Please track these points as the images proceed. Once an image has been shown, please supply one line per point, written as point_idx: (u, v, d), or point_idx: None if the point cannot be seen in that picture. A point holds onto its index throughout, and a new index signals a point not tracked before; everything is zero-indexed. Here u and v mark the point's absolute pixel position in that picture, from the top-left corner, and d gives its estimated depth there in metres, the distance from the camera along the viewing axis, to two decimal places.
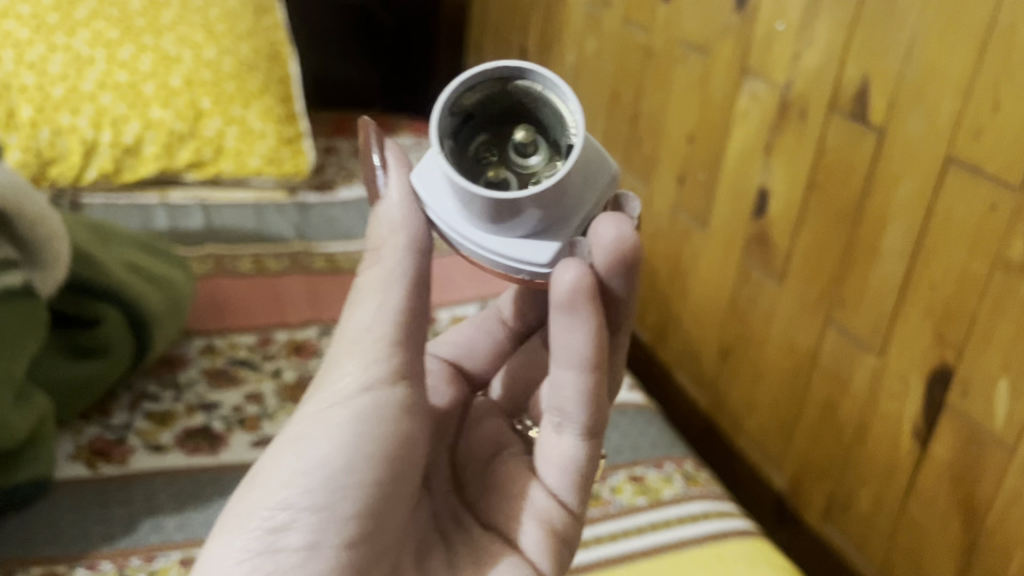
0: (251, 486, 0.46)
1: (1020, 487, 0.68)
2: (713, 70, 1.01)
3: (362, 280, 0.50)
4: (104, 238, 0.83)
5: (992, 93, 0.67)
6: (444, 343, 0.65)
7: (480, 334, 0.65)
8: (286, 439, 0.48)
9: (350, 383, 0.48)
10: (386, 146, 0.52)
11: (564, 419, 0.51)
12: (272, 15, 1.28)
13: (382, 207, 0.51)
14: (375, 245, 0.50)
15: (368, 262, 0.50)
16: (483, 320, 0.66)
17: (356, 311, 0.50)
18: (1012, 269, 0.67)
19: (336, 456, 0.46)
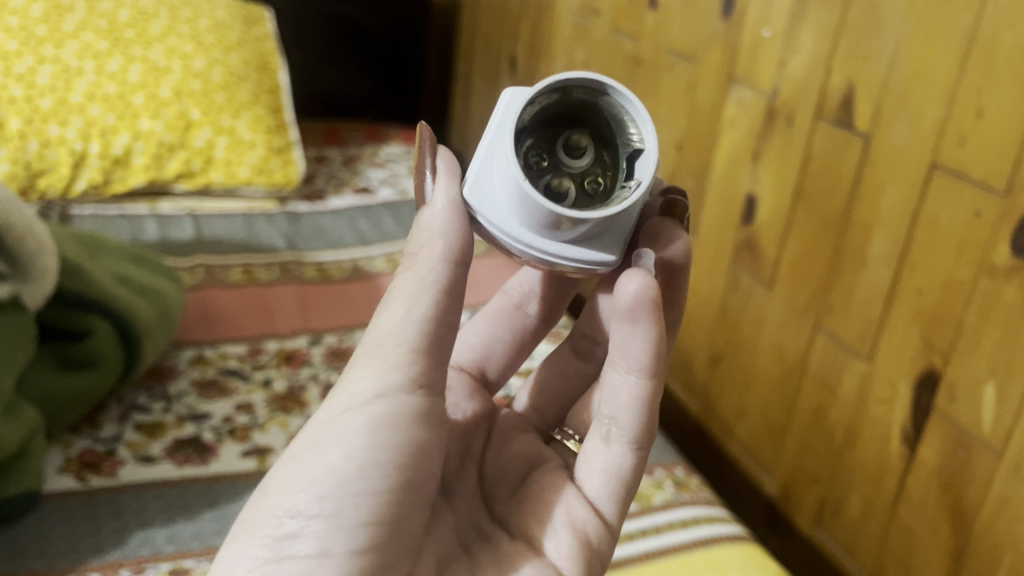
0: (265, 492, 0.45)
1: (1008, 491, 0.68)
2: (700, 78, 1.01)
3: (395, 284, 0.48)
4: (94, 249, 0.83)
5: (975, 100, 0.68)
6: (463, 347, 0.64)
7: (497, 334, 0.64)
8: (301, 442, 0.46)
9: (365, 388, 0.46)
10: (437, 153, 0.50)
11: (613, 427, 0.51)
12: (260, 28, 1.32)
13: (426, 208, 0.48)
14: (414, 246, 0.48)
15: (404, 265, 0.48)
16: (495, 313, 0.64)
17: (383, 312, 0.47)
18: (997, 274, 0.67)
19: (348, 463, 0.44)
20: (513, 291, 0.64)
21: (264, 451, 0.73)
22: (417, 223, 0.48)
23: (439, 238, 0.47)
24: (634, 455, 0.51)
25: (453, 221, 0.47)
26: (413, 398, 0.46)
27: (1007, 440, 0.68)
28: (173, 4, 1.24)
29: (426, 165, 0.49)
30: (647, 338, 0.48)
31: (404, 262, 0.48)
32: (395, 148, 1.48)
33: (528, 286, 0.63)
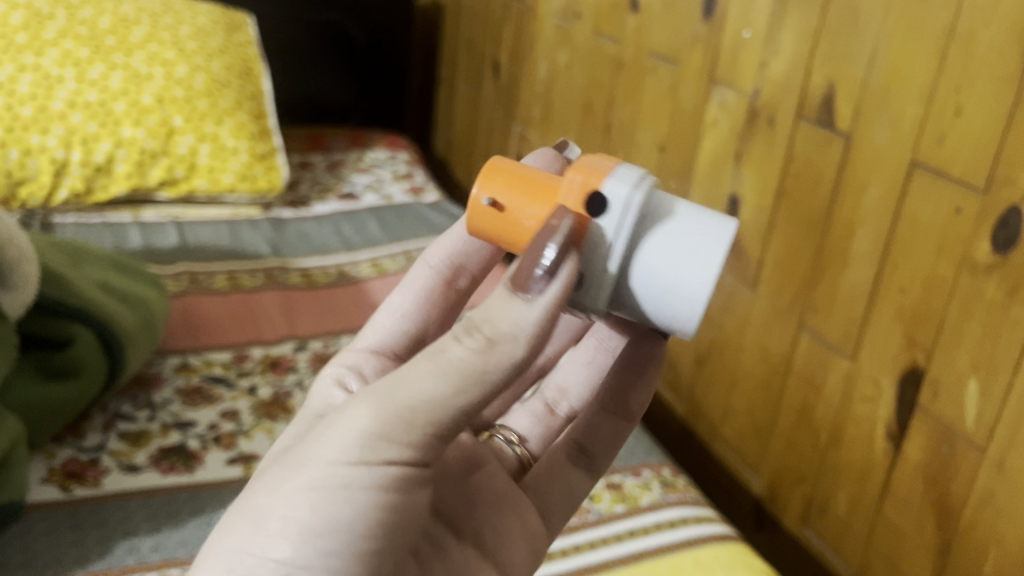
0: (255, 523, 0.38)
1: (991, 487, 0.69)
2: (682, 80, 1.02)
3: (448, 346, 0.36)
4: (77, 258, 0.83)
5: (953, 98, 0.68)
6: (366, 330, 0.57)
7: (402, 301, 0.56)
8: (298, 474, 0.38)
9: (380, 449, 0.36)
10: (567, 255, 0.37)
11: (584, 451, 0.55)
12: (242, 34, 1.31)
13: (524, 297, 0.36)
14: (493, 330, 0.36)
15: (471, 336, 0.36)
16: (409, 276, 0.57)
17: (418, 367, 0.37)
18: (978, 270, 0.68)
19: (344, 531, 0.37)
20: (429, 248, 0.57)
21: (250, 458, 0.73)
22: (507, 310, 0.36)
23: (521, 352, 0.36)
24: (590, 482, 0.55)
25: (545, 333, 0.37)
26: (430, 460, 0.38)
27: (990, 436, 0.68)
28: (154, 10, 1.23)
29: (546, 247, 0.37)
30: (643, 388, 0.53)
31: (469, 327, 0.37)
32: (379, 153, 1.48)
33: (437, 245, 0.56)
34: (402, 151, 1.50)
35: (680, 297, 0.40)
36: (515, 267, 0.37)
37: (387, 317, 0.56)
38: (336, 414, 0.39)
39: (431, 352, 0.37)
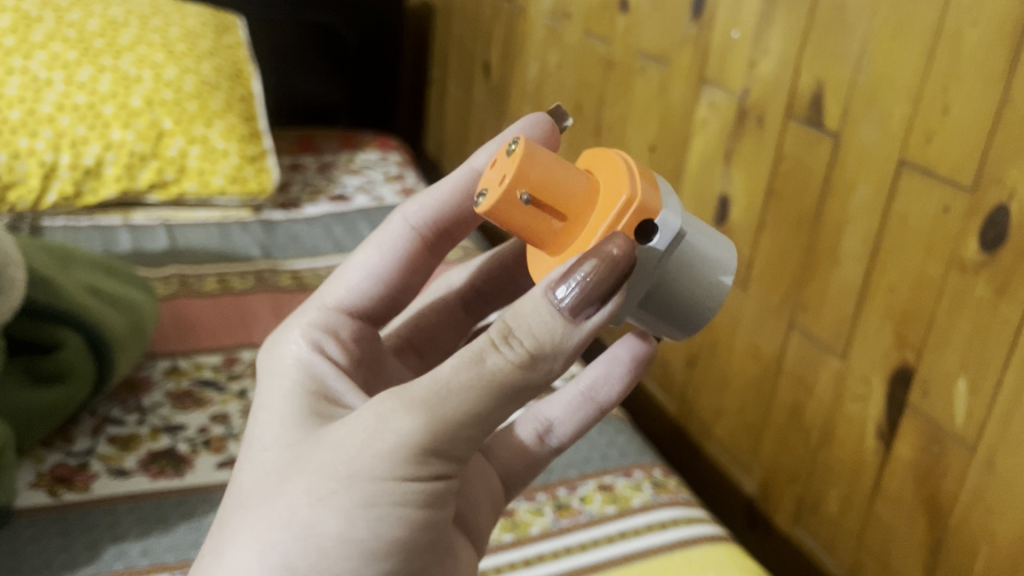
0: (301, 539, 0.37)
1: (981, 484, 0.69)
2: (672, 79, 1.02)
3: (488, 361, 0.39)
4: (64, 261, 0.82)
5: (940, 97, 0.68)
6: (330, 284, 0.56)
7: (375, 261, 0.55)
8: (344, 488, 0.38)
9: (431, 462, 0.38)
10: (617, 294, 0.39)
11: (550, 430, 0.49)
12: (232, 36, 1.31)
13: (569, 320, 0.39)
14: (533, 343, 0.39)
15: (510, 349, 0.39)
16: (380, 235, 0.56)
17: (464, 379, 0.39)
18: (966, 269, 0.68)
19: (397, 540, 0.38)
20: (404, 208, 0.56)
21: None
22: (545, 325, 0.39)
23: (556, 368, 0.39)
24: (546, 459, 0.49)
25: (578, 351, 0.39)
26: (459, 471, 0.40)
27: (980, 433, 0.68)
28: (143, 12, 1.22)
29: (595, 263, 0.38)
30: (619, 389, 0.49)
31: (505, 334, 0.40)
32: (369, 154, 1.48)
33: (417, 207, 0.55)
34: (393, 152, 1.50)
35: (689, 311, 0.46)
36: (555, 272, 0.39)
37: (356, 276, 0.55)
38: (370, 420, 0.39)
39: (473, 365, 0.39)
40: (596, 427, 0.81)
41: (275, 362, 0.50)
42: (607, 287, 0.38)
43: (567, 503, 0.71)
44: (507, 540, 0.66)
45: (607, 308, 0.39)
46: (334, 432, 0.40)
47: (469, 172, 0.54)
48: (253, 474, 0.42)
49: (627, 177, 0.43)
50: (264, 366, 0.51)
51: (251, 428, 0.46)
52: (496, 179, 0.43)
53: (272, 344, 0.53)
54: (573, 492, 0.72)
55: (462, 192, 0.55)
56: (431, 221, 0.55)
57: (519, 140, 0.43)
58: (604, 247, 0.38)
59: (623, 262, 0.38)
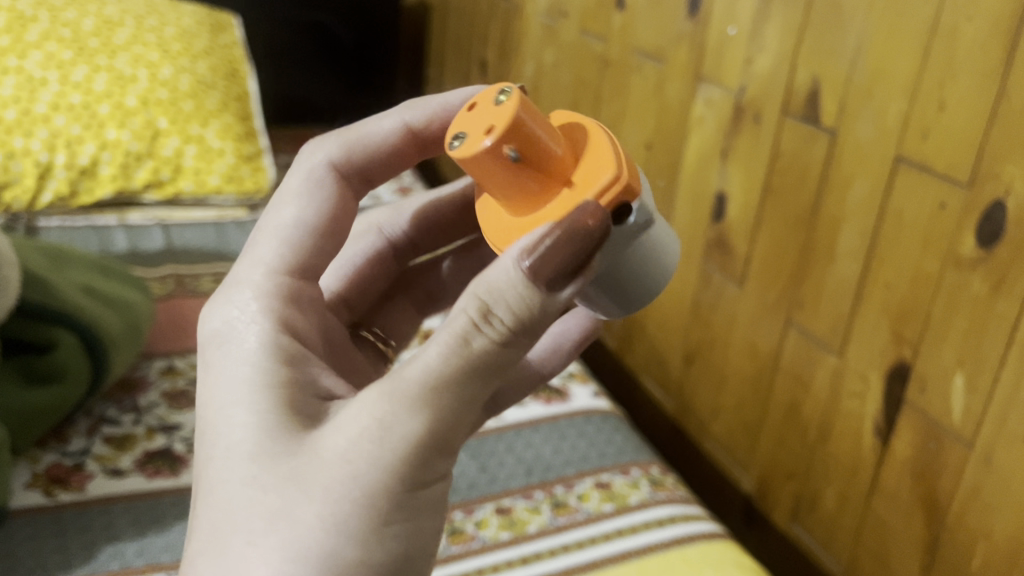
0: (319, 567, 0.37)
1: (978, 481, 0.69)
2: (668, 77, 1.02)
3: (476, 346, 0.38)
4: (59, 261, 0.82)
5: (936, 93, 0.68)
6: (257, 243, 0.51)
7: (306, 208, 0.52)
8: (356, 509, 0.38)
9: (435, 463, 0.39)
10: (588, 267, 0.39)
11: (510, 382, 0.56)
12: (228, 35, 1.30)
13: (547, 295, 0.39)
14: (515, 320, 0.38)
15: (493, 331, 0.38)
16: (301, 178, 0.53)
17: (454, 367, 0.38)
18: (963, 265, 0.68)
19: (404, 547, 0.39)
20: (319, 148, 0.54)
21: None
22: (518, 294, 0.38)
23: (535, 333, 0.39)
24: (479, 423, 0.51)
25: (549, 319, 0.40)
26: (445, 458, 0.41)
27: (977, 430, 0.68)
28: (138, 12, 1.22)
29: (567, 233, 0.39)
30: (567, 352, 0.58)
31: (485, 313, 0.38)
32: None
33: (334, 147, 0.54)
34: None
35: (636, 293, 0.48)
36: (522, 242, 0.39)
37: (286, 227, 0.51)
38: (377, 434, 0.38)
39: (459, 352, 0.38)
40: (593, 426, 0.81)
41: (233, 344, 0.45)
42: (573, 256, 0.39)
43: (564, 501, 0.71)
44: (504, 538, 0.66)
45: (573, 283, 0.39)
46: (325, 442, 0.39)
47: (398, 121, 0.55)
48: (238, 490, 0.39)
49: (613, 151, 0.44)
50: (215, 347, 0.46)
51: (212, 427, 0.42)
52: (482, 123, 0.43)
53: (216, 318, 0.47)
54: (570, 490, 0.72)
55: (389, 138, 0.55)
56: (354, 160, 0.55)
57: (511, 90, 0.43)
58: (582, 219, 0.39)
59: (597, 233, 0.39)
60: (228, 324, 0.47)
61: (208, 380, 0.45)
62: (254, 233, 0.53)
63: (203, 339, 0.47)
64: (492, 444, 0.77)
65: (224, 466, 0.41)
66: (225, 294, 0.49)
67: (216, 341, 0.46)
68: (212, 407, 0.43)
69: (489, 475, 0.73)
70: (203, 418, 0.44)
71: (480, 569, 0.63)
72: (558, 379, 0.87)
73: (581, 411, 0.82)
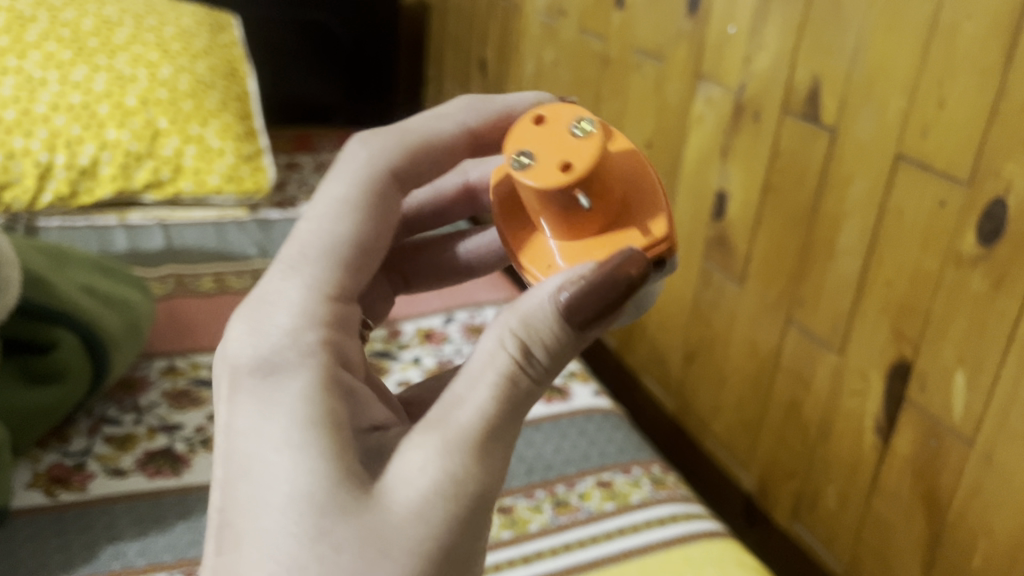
0: None
1: (979, 478, 0.69)
2: (668, 76, 1.02)
3: (520, 378, 0.39)
4: (59, 260, 0.82)
5: (936, 90, 0.68)
6: (286, 252, 0.44)
7: (357, 218, 0.45)
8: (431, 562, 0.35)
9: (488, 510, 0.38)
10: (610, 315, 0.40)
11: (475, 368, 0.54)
12: (227, 34, 1.30)
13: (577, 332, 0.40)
14: (549, 356, 0.39)
15: (535, 366, 0.39)
16: (351, 180, 0.46)
17: (504, 402, 0.38)
18: (963, 262, 0.68)
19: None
20: (369, 145, 0.48)
21: None
22: (552, 327, 0.39)
23: (558, 368, 0.40)
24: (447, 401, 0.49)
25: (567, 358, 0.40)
26: None
27: (977, 427, 0.68)
28: (137, 12, 1.22)
29: (603, 275, 0.39)
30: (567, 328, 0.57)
31: (524, 346, 0.39)
32: None
33: (386, 147, 0.48)
34: None
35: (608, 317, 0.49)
36: (566, 275, 0.40)
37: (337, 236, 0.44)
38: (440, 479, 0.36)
39: (503, 387, 0.38)
40: (594, 424, 0.81)
41: (283, 374, 0.39)
42: (603, 300, 0.39)
43: (565, 500, 0.71)
44: (506, 537, 0.66)
45: (598, 323, 0.40)
46: (396, 492, 0.36)
47: (457, 121, 0.50)
48: (302, 550, 0.35)
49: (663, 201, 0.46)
50: (257, 373, 0.40)
51: (253, 473, 0.37)
52: (556, 153, 0.43)
53: (258, 339, 0.41)
54: (572, 489, 0.72)
55: (445, 139, 0.50)
56: (405, 159, 0.49)
57: (588, 125, 0.44)
58: (623, 266, 0.39)
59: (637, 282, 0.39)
60: (275, 350, 0.40)
61: (243, 412, 0.39)
62: (291, 236, 0.45)
63: (234, 360, 0.41)
64: None
65: (269, 515, 0.36)
66: (263, 308, 0.42)
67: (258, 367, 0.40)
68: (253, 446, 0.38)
69: None
70: (239, 456, 0.38)
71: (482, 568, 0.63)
72: (559, 378, 0.87)
73: (582, 410, 0.82)
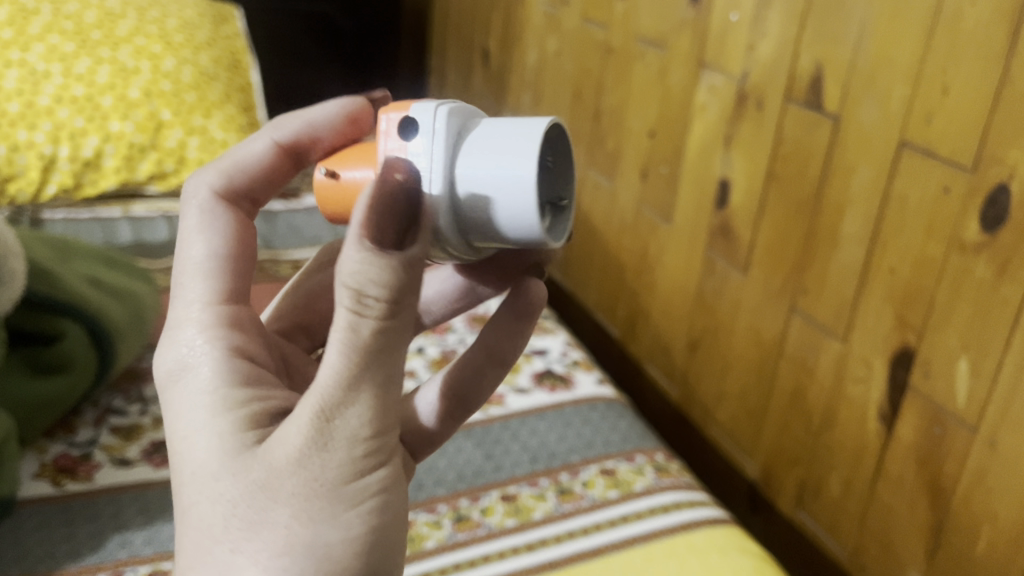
0: (268, 549, 0.34)
1: (984, 464, 0.69)
2: (671, 64, 1.01)
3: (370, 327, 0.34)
4: (65, 253, 0.82)
5: (939, 77, 0.68)
6: (177, 285, 0.44)
7: (221, 232, 0.45)
8: (296, 500, 0.35)
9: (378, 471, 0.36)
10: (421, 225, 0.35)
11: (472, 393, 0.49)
12: (230, 25, 1.30)
13: (376, 248, 0.33)
14: (365, 282, 0.33)
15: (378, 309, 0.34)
16: (210, 217, 0.46)
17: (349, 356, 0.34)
18: (966, 250, 0.68)
19: (357, 538, 0.35)
20: (203, 192, 0.47)
21: None
22: (369, 265, 0.33)
23: (397, 295, 0.34)
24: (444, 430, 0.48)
25: (415, 274, 0.34)
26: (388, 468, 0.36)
27: (981, 414, 0.68)
28: (139, 3, 1.22)
29: (375, 185, 0.34)
30: (520, 328, 0.51)
31: (358, 294, 0.33)
32: None
33: (222, 178, 0.47)
34: None
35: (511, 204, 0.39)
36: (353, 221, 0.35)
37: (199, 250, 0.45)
38: (332, 439, 0.35)
39: (353, 344, 0.34)
40: (598, 413, 0.81)
41: (185, 368, 0.41)
42: (388, 215, 0.34)
43: (569, 488, 0.71)
44: (510, 525, 0.66)
45: (411, 232, 0.34)
46: (266, 449, 0.36)
47: (268, 139, 0.49)
48: (207, 506, 0.36)
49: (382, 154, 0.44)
50: (174, 375, 0.41)
51: (180, 452, 0.38)
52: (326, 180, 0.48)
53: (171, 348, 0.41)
54: (575, 477, 0.72)
55: (257, 157, 0.49)
56: (240, 189, 0.48)
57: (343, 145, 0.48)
58: (385, 174, 0.34)
59: (402, 175, 0.34)
60: (187, 359, 0.41)
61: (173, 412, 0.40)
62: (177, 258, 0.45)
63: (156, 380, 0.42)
64: (497, 432, 0.77)
65: (202, 505, 0.36)
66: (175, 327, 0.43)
67: (177, 370, 0.41)
68: (190, 444, 0.38)
69: (494, 462, 0.73)
70: (175, 453, 0.38)
71: (484, 556, 0.63)
72: (562, 367, 0.87)
73: (585, 399, 0.83)
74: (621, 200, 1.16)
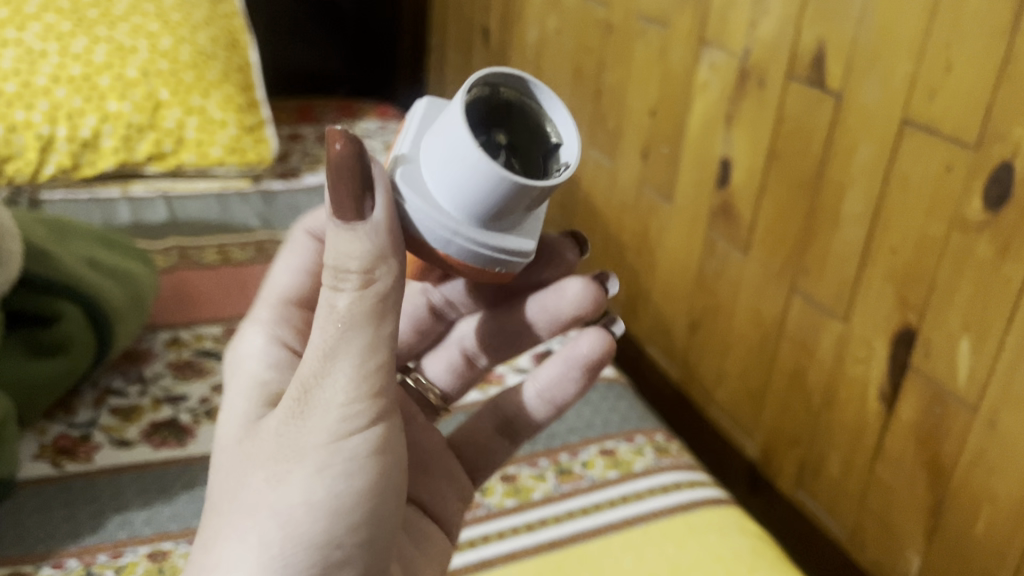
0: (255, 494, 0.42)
1: (984, 443, 0.69)
2: (672, 42, 1.01)
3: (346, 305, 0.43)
4: (63, 235, 0.82)
5: (943, 54, 0.67)
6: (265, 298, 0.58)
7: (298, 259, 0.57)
8: (280, 453, 0.43)
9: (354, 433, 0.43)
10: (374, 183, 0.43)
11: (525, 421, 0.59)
12: (229, 3, 1.29)
13: (350, 223, 0.43)
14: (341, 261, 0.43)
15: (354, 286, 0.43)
16: (295, 249, 0.58)
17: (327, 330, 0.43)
18: (969, 228, 0.67)
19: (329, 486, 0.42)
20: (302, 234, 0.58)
21: None
22: (343, 238, 0.43)
23: (369, 261, 0.42)
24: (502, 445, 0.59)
25: (387, 244, 0.43)
26: (368, 431, 0.43)
27: (982, 393, 0.68)
28: None
29: (325, 164, 0.42)
30: (581, 380, 0.57)
31: (337, 272, 0.43)
32: (369, 123, 1.47)
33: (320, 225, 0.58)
34: (393, 121, 1.49)
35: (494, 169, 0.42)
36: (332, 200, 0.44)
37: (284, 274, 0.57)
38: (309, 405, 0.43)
39: (331, 320, 0.43)
40: (598, 394, 0.81)
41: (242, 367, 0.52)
42: (342, 185, 0.42)
43: (569, 468, 0.71)
44: (509, 505, 0.66)
45: (367, 192, 0.43)
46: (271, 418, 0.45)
47: None
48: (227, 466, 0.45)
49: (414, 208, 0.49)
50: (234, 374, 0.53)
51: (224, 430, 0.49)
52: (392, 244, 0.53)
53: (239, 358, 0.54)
54: (575, 457, 0.72)
55: None
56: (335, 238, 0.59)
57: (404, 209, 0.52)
58: (326, 146, 0.42)
59: (343, 143, 0.42)
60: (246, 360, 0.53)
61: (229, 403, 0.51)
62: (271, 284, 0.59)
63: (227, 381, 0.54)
64: None
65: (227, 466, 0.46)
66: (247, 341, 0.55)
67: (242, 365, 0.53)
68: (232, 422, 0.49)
69: None
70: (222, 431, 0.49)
71: (484, 536, 0.63)
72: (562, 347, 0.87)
73: None
74: (621, 180, 1.15)
